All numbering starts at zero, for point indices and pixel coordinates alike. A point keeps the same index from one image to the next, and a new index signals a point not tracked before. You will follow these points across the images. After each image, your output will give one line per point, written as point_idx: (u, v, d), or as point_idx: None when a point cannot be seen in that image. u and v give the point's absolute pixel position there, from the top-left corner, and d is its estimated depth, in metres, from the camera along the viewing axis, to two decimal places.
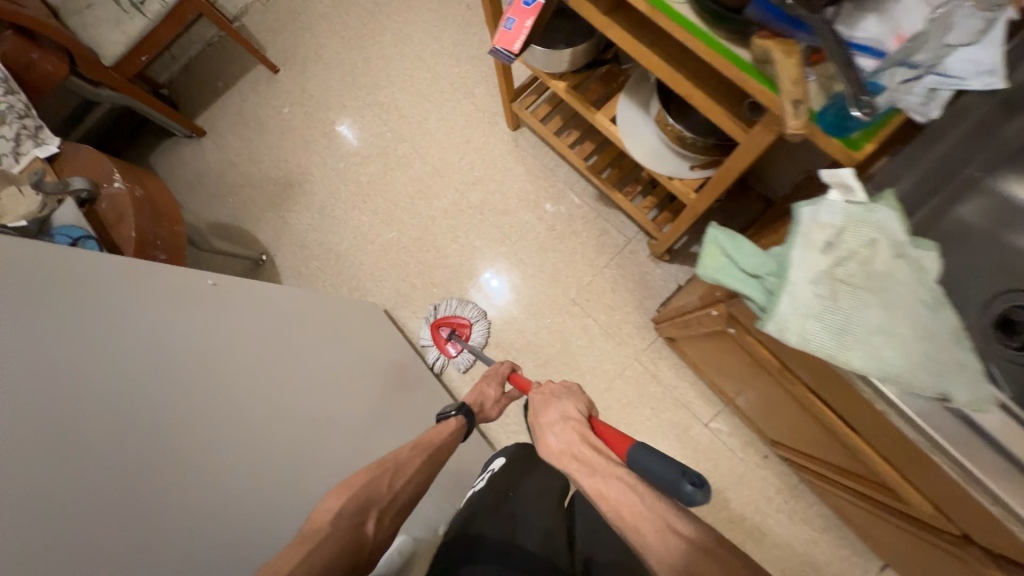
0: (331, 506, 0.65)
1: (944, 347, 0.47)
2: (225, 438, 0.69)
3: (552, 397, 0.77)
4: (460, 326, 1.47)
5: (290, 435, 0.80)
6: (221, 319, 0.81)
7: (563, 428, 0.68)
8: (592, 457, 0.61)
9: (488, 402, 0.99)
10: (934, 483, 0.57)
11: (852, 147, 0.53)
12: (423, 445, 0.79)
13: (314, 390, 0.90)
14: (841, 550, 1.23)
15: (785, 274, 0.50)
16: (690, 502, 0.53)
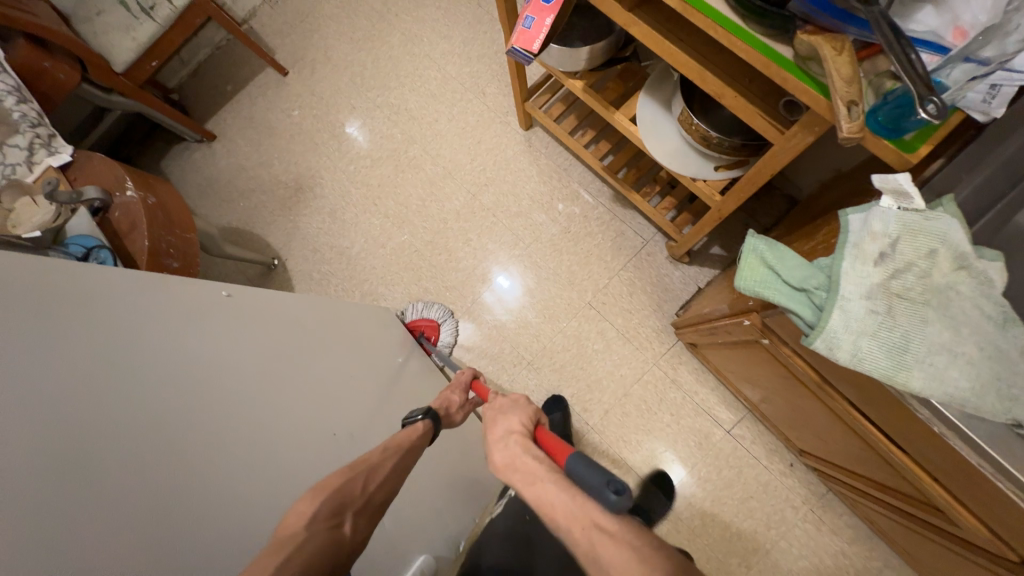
0: (305, 509, 0.61)
1: (1014, 369, 0.43)
2: (244, 458, 0.68)
3: (499, 403, 0.71)
4: (428, 327, 1.46)
5: (309, 451, 0.78)
6: (241, 331, 0.79)
7: (508, 443, 0.63)
8: (528, 465, 0.59)
9: (453, 407, 0.93)
10: (997, 510, 0.54)
11: (906, 150, 0.49)
12: (394, 447, 0.74)
13: (331, 402, 0.88)
14: (871, 561, 1.19)
15: (837, 288, 0.47)
16: (614, 508, 0.52)
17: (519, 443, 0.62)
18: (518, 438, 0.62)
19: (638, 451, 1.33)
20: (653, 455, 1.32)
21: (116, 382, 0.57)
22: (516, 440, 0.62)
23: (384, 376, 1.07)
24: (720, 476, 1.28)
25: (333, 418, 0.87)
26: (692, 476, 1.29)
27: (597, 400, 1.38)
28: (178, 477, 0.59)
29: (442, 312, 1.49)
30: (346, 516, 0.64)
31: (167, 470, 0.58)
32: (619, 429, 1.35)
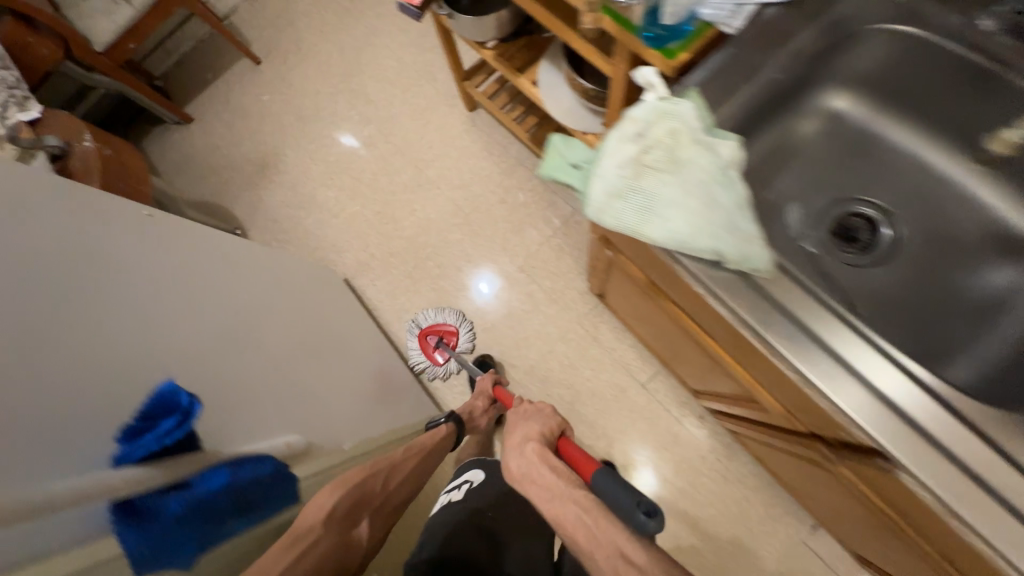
0: (325, 502, 0.69)
1: (728, 215, 0.51)
2: (183, 366, 0.72)
3: (523, 417, 0.85)
4: (446, 332, 1.48)
5: (248, 370, 0.84)
6: (179, 257, 0.83)
7: (522, 450, 0.73)
8: (551, 480, 0.66)
9: (477, 412, 1.14)
10: (765, 372, 0.61)
11: (669, 57, 0.59)
12: (415, 449, 0.88)
13: (273, 333, 0.94)
14: (773, 508, 1.23)
15: (599, 163, 0.56)
16: (643, 531, 0.55)
17: (533, 452, 0.71)
18: (534, 448, 0.71)
19: (559, 405, 1.39)
20: (573, 409, 1.38)
21: (33, 268, 0.59)
22: (532, 449, 0.71)
23: (318, 323, 1.10)
24: (635, 428, 1.34)
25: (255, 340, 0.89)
26: (608, 427, 1.35)
27: (524, 356, 1.45)
28: (90, 357, 0.60)
29: (457, 317, 1.49)
30: (361, 517, 0.74)
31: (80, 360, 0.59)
32: (542, 385, 1.42)
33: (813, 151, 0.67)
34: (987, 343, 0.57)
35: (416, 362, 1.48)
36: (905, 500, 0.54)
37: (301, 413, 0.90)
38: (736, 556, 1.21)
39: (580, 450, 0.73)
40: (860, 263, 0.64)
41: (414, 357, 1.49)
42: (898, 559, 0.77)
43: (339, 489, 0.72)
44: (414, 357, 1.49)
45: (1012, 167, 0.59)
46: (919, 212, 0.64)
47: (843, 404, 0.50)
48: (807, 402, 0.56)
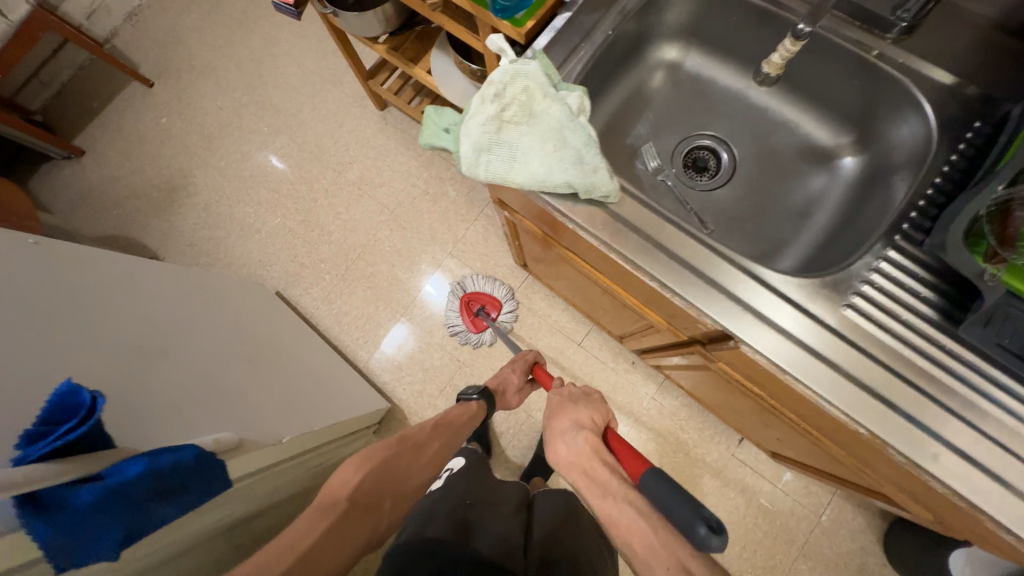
0: (351, 477, 0.78)
1: (578, 153, 0.59)
2: (92, 375, 0.72)
3: (569, 402, 0.84)
4: (489, 302, 1.48)
5: (174, 374, 0.85)
6: (71, 277, 0.83)
7: (570, 436, 0.74)
8: (604, 474, 0.66)
9: (510, 387, 1.15)
10: (642, 292, 0.69)
11: (517, 26, 0.67)
12: (444, 428, 0.97)
13: (194, 340, 0.94)
14: (705, 432, 1.36)
15: (466, 124, 0.62)
16: (705, 547, 0.52)
17: (585, 441, 0.72)
18: (588, 438, 0.72)
19: None
20: None
21: None
22: (584, 437, 0.72)
23: (240, 331, 1.10)
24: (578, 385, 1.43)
25: (171, 346, 0.89)
26: None
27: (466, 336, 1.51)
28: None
29: (504, 290, 1.49)
30: (384, 497, 0.82)
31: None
32: (487, 361, 1.48)
33: (661, 99, 0.78)
34: (804, 234, 0.69)
35: (453, 325, 1.48)
36: (757, 374, 0.64)
37: (236, 408, 0.90)
38: (680, 479, 1.33)
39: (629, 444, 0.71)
40: (708, 187, 0.75)
41: (452, 319, 1.48)
42: (787, 441, 0.89)
43: (364, 464, 0.81)
44: (453, 319, 1.48)
45: (803, 89, 0.70)
46: (748, 136, 0.76)
47: (692, 300, 0.58)
48: (674, 310, 0.65)
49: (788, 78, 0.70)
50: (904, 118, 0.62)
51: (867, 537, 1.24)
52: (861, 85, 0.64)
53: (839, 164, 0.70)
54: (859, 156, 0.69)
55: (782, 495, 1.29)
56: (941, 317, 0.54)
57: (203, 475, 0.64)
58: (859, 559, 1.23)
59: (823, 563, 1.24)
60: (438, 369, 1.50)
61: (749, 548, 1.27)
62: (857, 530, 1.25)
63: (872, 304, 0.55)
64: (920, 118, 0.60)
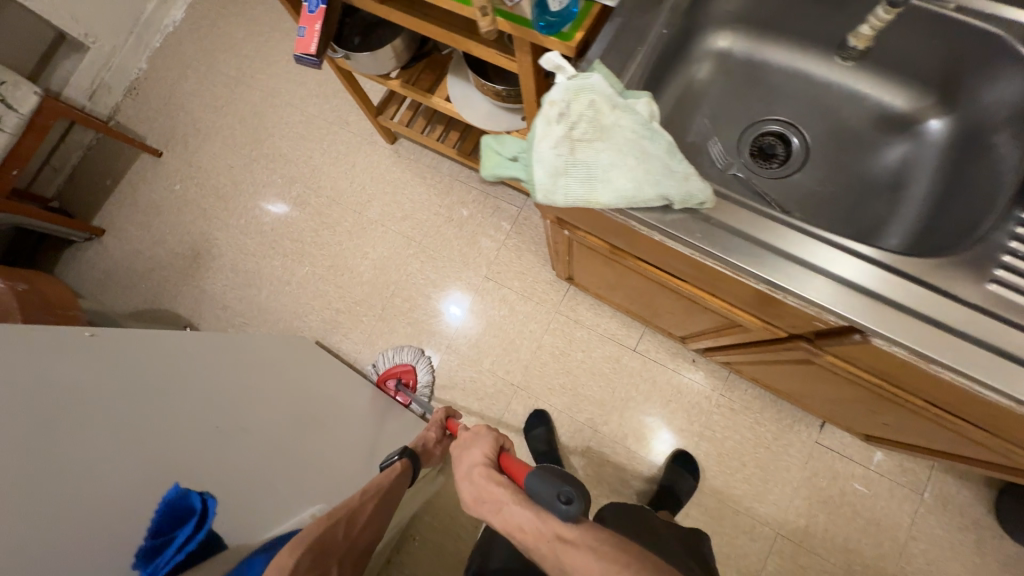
0: (287, 562, 0.63)
1: (661, 161, 0.56)
2: (192, 472, 0.74)
3: (460, 445, 0.77)
4: (403, 373, 1.47)
5: (253, 450, 0.86)
6: (144, 365, 0.81)
7: (471, 478, 0.68)
8: (497, 492, 0.64)
9: (430, 443, 1.03)
10: (735, 293, 0.65)
11: (567, 40, 0.63)
12: (374, 489, 0.81)
13: (260, 409, 0.93)
14: (783, 421, 1.30)
15: (533, 149, 0.59)
16: (566, 515, 0.59)
17: (480, 475, 0.67)
18: (481, 471, 0.68)
19: (562, 394, 1.42)
20: (577, 392, 1.41)
21: (20, 424, 0.60)
22: (478, 471, 0.68)
23: (295, 390, 1.07)
24: (641, 392, 1.38)
25: (233, 424, 0.86)
26: (616, 400, 1.39)
27: (516, 359, 1.47)
28: (102, 497, 0.62)
29: (413, 354, 1.49)
30: (329, 566, 0.69)
31: (45, 506, 0.57)
32: (541, 381, 1.44)
33: (715, 91, 0.74)
34: (903, 209, 0.64)
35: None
36: (882, 362, 0.59)
37: (290, 486, 0.88)
38: (763, 474, 1.28)
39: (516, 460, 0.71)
40: (783, 173, 0.71)
41: None
42: (895, 423, 0.84)
43: (301, 544, 0.66)
44: None
45: (872, 56, 0.67)
46: (816, 114, 0.72)
47: (814, 298, 0.54)
48: (781, 308, 0.61)
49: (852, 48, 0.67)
50: (998, 73, 0.58)
51: (977, 509, 1.17)
52: (945, 45, 0.60)
53: (924, 129, 0.66)
54: (946, 119, 0.65)
55: (877, 476, 1.23)
56: None
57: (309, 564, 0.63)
58: (973, 533, 1.16)
59: (937, 544, 1.17)
60: (495, 397, 1.45)
61: (852, 538, 1.20)
62: (964, 503, 1.18)
63: (1017, 275, 0.51)
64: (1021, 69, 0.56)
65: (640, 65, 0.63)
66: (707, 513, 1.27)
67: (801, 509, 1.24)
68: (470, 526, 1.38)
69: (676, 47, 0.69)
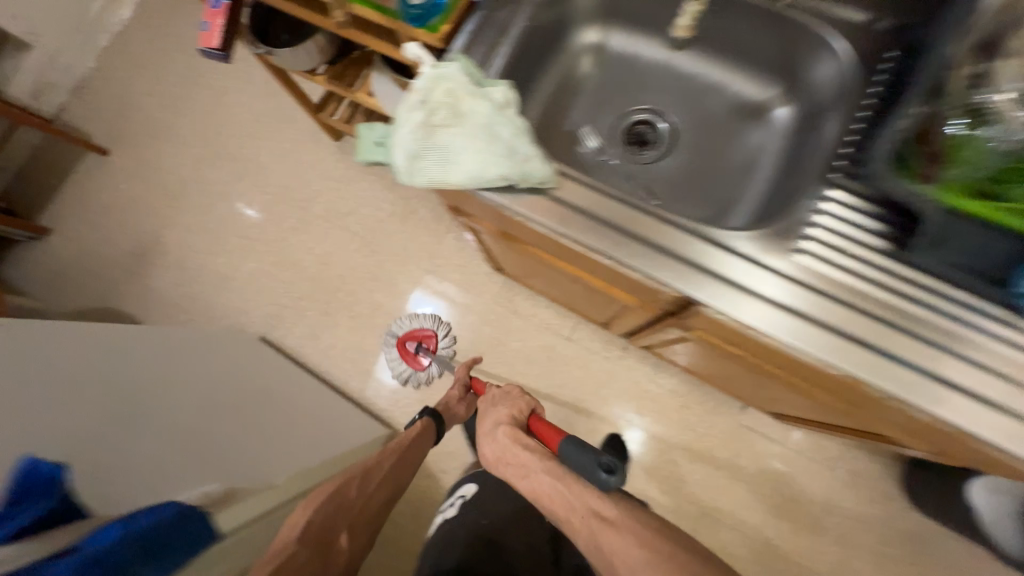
0: (299, 520, 0.72)
1: (508, 143, 0.59)
2: (81, 445, 0.74)
3: (489, 406, 0.84)
4: (424, 336, 1.48)
5: (163, 431, 0.86)
6: (52, 354, 0.84)
7: (494, 436, 0.75)
8: (525, 458, 0.68)
9: (453, 401, 1.07)
10: (598, 270, 0.69)
11: (434, 31, 0.66)
12: (394, 448, 0.90)
13: (180, 394, 0.94)
14: (708, 404, 1.34)
15: (394, 136, 0.63)
16: (607, 486, 0.61)
17: (504, 435, 0.73)
18: (506, 432, 0.74)
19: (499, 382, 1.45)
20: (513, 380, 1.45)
21: None
22: (503, 432, 0.74)
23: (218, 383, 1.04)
24: (574, 378, 1.42)
25: (143, 407, 0.87)
26: (552, 387, 1.42)
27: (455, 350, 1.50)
28: None
29: (433, 319, 1.49)
30: (341, 528, 0.75)
31: None
32: (478, 370, 1.47)
33: (593, 83, 0.79)
34: (752, 190, 0.69)
35: (400, 372, 1.47)
36: (721, 331, 0.63)
37: (163, 475, 0.79)
38: (689, 455, 1.32)
39: (545, 423, 0.75)
40: (652, 158, 0.75)
41: (396, 367, 1.48)
42: (781, 397, 0.89)
43: (312, 503, 0.74)
44: (397, 367, 1.48)
45: (724, 48, 0.72)
46: (683, 103, 0.76)
47: (645, 271, 0.58)
48: (630, 283, 0.65)
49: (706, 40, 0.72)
50: (820, 60, 0.63)
51: (885, 482, 1.23)
52: (777, 36, 0.65)
53: (772, 115, 0.71)
54: (790, 105, 0.69)
55: (794, 454, 1.28)
56: (891, 246, 0.54)
57: (188, 532, 0.67)
58: (882, 505, 1.22)
59: (847, 516, 1.22)
60: (436, 387, 1.48)
61: (770, 513, 1.25)
62: (874, 477, 1.23)
63: (823, 246, 0.55)
64: (833, 54, 0.61)
65: (498, 53, 0.66)
66: (635, 496, 1.31)
67: (723, 487, 1.29)
68: (409, 515, 1.40)
69: (545, 37, 0.73)
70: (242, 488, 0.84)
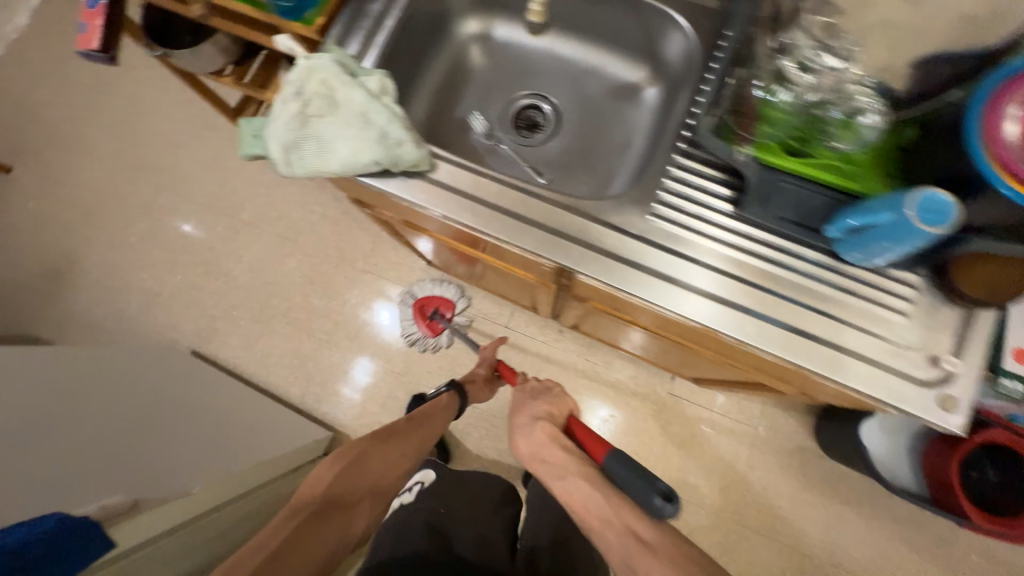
0: (321, 478, 0.71)
1: (385, 128, 0.61)
2: None
3: (528, 397, 0.84)
4: (442, 304, 1.47)
5: (69, 445, 0.82)
6: None
7: (531, 431, 0.75)
8: (562, 459, 0.68)
9: (478, 380, 1.12)
10: (491, 249, 0.72)
11: (309, 24, 0.67)
12: (419, 419, 0.91)
13: (87, 413, 0.90)
14: (640, 377, 1.40)
15: (271, 128, 0.62)
16: (660, 514, 0.60)
17: (542, 432, 0.73)
18: (545, 429, 0.74)
19: (441, 375, 1.47)
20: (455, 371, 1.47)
21: None
22: (540, 429, 0.74)
23: (127, 401, 1.00)
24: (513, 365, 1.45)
25: (43, 424, 0.82)
26: None
27: (396, 348, 1.50)
28: None
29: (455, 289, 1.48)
30: (361, 495, 0.74)
31: None
32: (419, 365, 1.48)
33: (481, 71, 0.82)
34: (628, 164, 0.73)
35: (409, 332, 1.47)
36: (602, 296, 0.68)
37: (72, 483, 0.75)
38: (625, 428, 1.37)
39: (587, 432, 0.74)
40: (539, 140, 0.79)
41: (409, 328, 1.47)
42: (686, 360, 0.95)
43: (338, 461, 0.74)
44: (409, 328, 1.47)
45: (595, 34, 0.77)
46: (566, 87, 0.80)
47: (521, 244, 0.61)
48: (517, 258, 0.69)
49: (579, 26, 0.77)
50: (674, 40, 0.69)
51: (800, 434, 1.33)
52: (637, 19, 0.71)
53: (644, 95, 0.76)
54: (658, 84, 0.75)
55: (720, 417, 1.36)
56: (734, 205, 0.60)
57: (79, 540, 0.65)
58: (799, 455, 1.32)
59: (770, 470, 1.31)
60: (378, 387, 1.47)
61: (702, 475, 1.33)
62: (791, 431, 1.33)
63: (675, 210, 0.60)
64: (681, 31, 0.67)
65: (374, 44, 0.68)
66: None
67: (658, 455, 1.35)
68: None
69: (427, 28, 0.75)
70: (153, 497, 0.80)
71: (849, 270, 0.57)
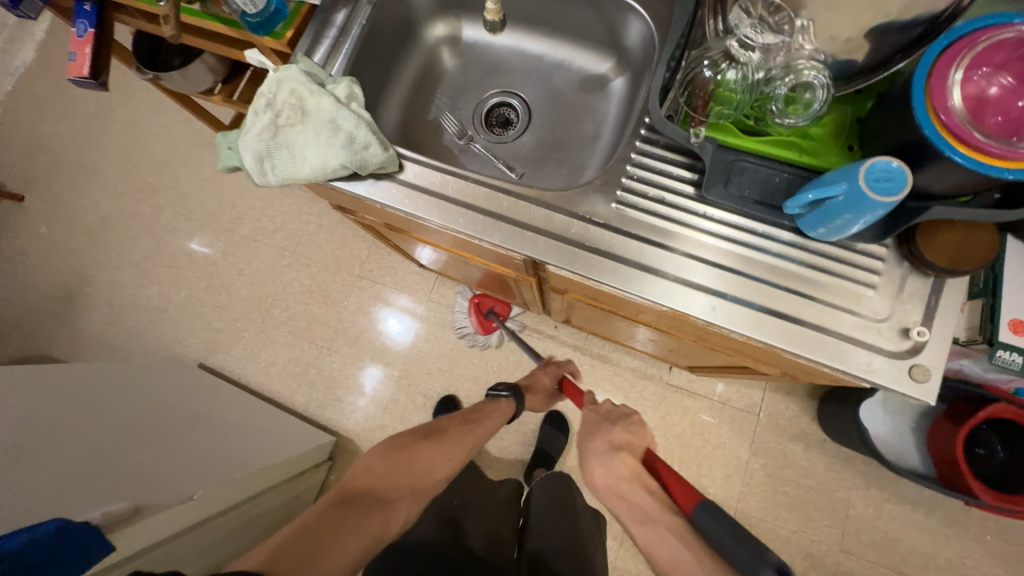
0: (364, 467, 0.76)
1: (351, 133, 0.63)
2: None
3: (603, 421, 0.85)
4: (499, 304, 1.42)
5: (75, 459, 0.84)
6: None
7: (609, 462, 0.76)
8: (643, 500, 0.68)
9: (539, 386, 1.12)
10: (467, 247, 0.74)
11: (278, 38, 0.70)
12: (475, 422, 0.94)
13: (92, 428, 0.93)
14: (637, 369, 1.40)
15: (243, 140, 0.64)
16: None
17: (622, 463, 0.74)
18: (625, 464, 0.74)
19: (440, 376, 1.48)
20: (454, 371, 1.48)
21: None
22: (621, 460, 0.75)
23: (130, 414, 1.03)
24: (510, 362, 1.47)
25: (49, 440, 0.85)
26: (491, 374, 1.47)
27: (396, 351, 1.52)
28: None
29: None
30: (401, 497, 0.74)
31: None
32: (418, 367, 1.50)
33: (452, 73, 0.83)
34: (597, 155, 0.74)
35: (461, 325, 1.46)
36: (575, 286, 0.69)
37: (76, 495, 0.77)
38: None
39: (673, 474, 0.71)
40: (510, 137, 0.80)
41: (461, 320, 1.46)
42: (673, 349, 0.95)
43: (389, 451, 0.79)
44: (462, 320, 1.46)
45: (560, 29, 0.78)
46: (535, 83, 0.81)
47: (490, 238, 0.62)
48: (491, 253, 0.70)
49: (544, 23, 0.78)
50: (633, 29, 0.70)
51: (803, 419, 1.31)
52: (597, 11, 0.72)
53: (611, 86, 0.77)
54: (624, 74, 0.76)
55: (720, 405, 1.34)
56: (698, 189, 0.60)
57: (77, 539, 0.67)
58: (803, 441, 1.30)
59: (774, 457, 1.30)
60: (379, 390, 1.50)
61: (705, 465, 1.31)
62: (793, 416, 1.31)
63: (640, 197, 0.61)
64: (640, 19, 0.68)
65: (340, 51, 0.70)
66: None
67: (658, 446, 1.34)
68: None
69: (396, 34, 0.77)
70: (155, 503, 0.83)
71: (817, 246, 0.57)
